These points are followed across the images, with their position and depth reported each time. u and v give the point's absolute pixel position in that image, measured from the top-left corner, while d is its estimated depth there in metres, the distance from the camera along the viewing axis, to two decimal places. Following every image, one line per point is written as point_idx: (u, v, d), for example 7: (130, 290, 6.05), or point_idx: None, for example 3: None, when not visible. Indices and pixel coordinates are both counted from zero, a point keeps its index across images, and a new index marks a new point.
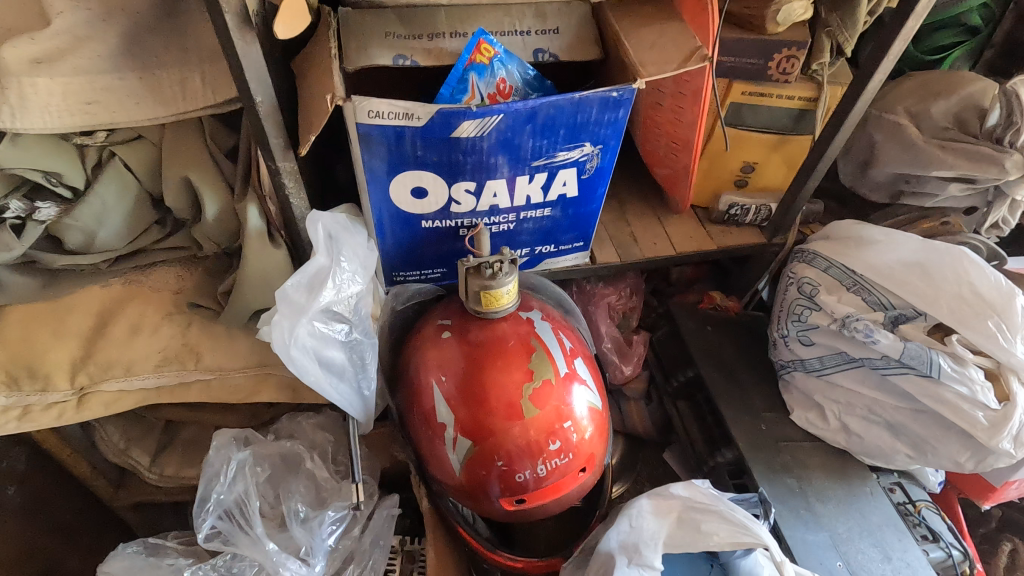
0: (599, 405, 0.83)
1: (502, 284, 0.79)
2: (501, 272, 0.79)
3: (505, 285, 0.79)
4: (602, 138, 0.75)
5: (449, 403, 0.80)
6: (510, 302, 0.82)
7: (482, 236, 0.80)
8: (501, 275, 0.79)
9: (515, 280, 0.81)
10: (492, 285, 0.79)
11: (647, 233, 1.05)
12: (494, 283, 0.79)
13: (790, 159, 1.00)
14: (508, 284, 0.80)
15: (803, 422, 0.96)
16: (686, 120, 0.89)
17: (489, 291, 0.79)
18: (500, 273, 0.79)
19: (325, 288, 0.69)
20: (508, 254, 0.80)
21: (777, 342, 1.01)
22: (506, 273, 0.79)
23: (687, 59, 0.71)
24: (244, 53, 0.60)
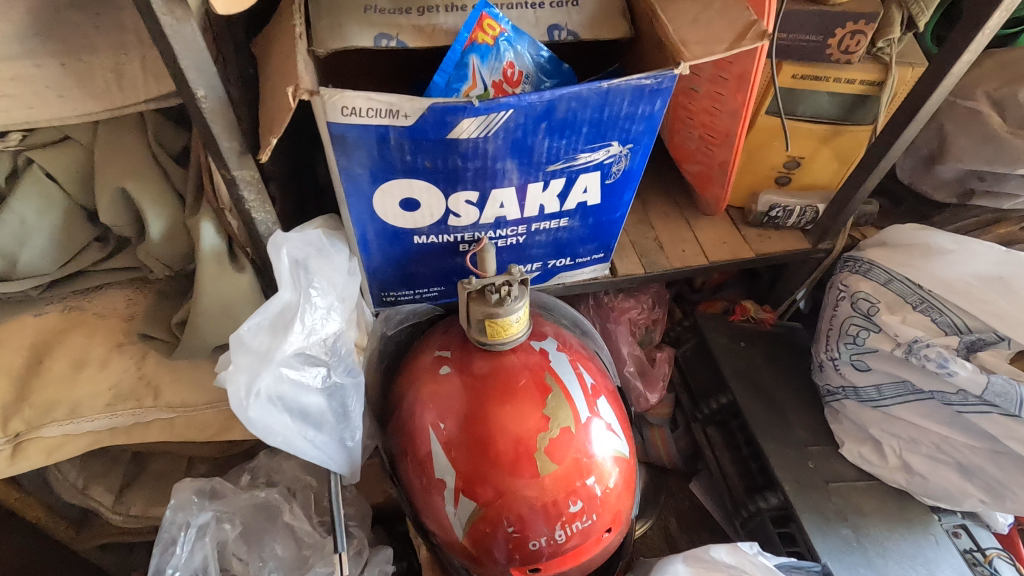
0: (625, 452, 0.71)
1: (510, 312, 0.65)
2: (509, 297, 0.65)
3: (514, 312, 0.66)
4: (633, 137, 0.61)
5: (450, 456, 0.67)
6: (521, 330, 0.69)
7: (487, 253, 0.66)
8: (509, 301, 0.65)
9: (526, 305, 0.67)
10: (498, 313, 0.65)
11: (674, 238, 0.92)
12: (500, 311, 0.65)
13: (843, 153, 0.86)
14: (518, 311, 0.66)
15: (855, 457, 0.84)
16: (725, 109, 0.75)
17: (495, 320, 0.66)
18: (508, 298, 0.66)
19: (290, 328, 0.56)
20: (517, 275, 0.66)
21: (824, 365, 0.88)
22: (515, 299, 0.66)
23: (740, 36, 0.56)
24: (176, 35, 0.46)
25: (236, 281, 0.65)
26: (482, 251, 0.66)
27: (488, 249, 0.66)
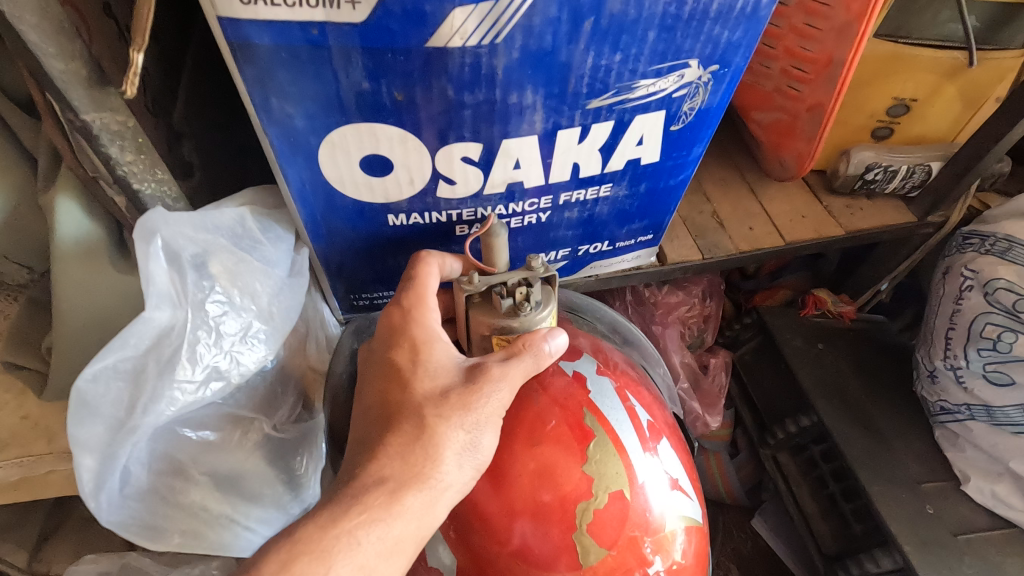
0: (696, 516, 0.50)
1: (529, 325, 0.43)
2: (528, 303, 0.43)
3: (535, 325, 0.43)
4: (721, 51, 0.39)
5: (451, 527, 0.47)
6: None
7: (494, 239, 0.44)
8: (528, 310, 0.43)
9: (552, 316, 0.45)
10: (511, 324, 0.43)
11: (737, 213, 0.70)
12: (515, 322, 0.43)
13: (971, 92, 0.64)
14: (541, 324, 0.44)
15: (983, 498, 0.63)
16: (830, 25, 0.54)
17: (505, 336, 0.43)
18: (526, 304, 0.43)
19: (172, 364, 0.38)
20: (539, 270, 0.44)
21: (939, 375, 0.67)
22: (536, 306, 0.43)
23: None
24: None
25: (132, 288, 0.44)
26: (488, 236, 0.44)
27: (495, 231, 0.44)
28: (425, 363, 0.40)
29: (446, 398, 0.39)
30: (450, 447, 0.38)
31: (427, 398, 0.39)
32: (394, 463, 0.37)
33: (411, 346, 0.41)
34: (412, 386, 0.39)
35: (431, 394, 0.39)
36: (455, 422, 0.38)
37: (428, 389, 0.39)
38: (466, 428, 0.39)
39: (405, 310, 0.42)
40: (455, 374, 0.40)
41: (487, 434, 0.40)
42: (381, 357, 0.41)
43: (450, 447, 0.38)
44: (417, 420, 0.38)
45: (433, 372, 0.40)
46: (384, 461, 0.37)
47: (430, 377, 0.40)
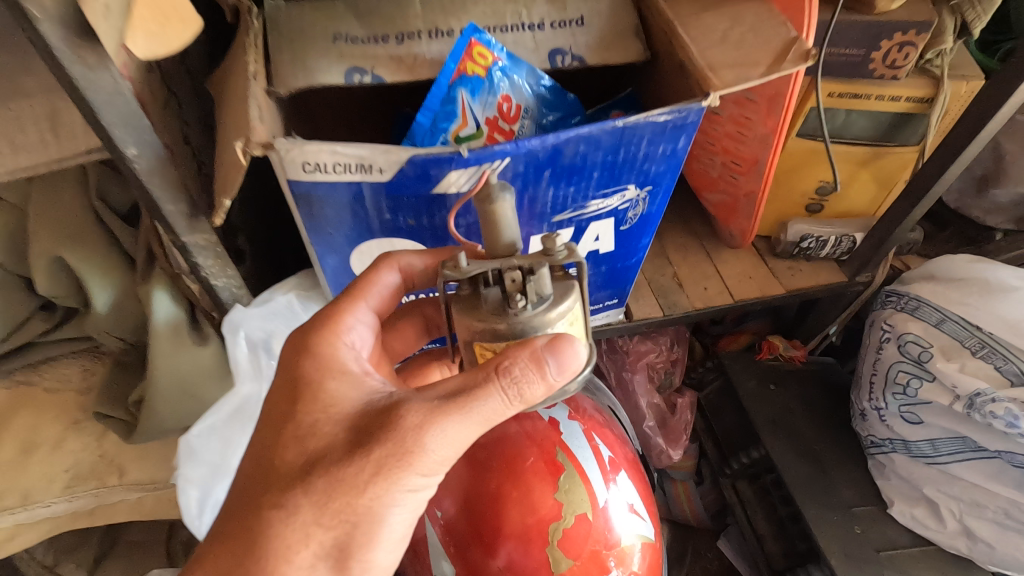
0: (650, 535, 0.62)
1: (524, 330, 0.37)
2: (519, 301, 0.37)
3: (529, 331, 0.37)
4: (652, 179, 0.52)
5: (449, 542, 0.59)
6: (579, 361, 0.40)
7: (488, 210, 0.37)
8: (521, 309, 0.37)
9: (561, 317, 0.38)
10: (496, 329, 0.38)
11: (694, 274, 0.83)
12: (502, 325, 0.37)
13: (883, 177, 0.77)
14: (547, 327, 0.37)
15: (907, 519, 0.74)
16: (754, 133, 0.66)
17: (486, 343, 0.39)
18: (523, 295, 0.37)
19: (253, 418, 0.60)
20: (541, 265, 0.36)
21: (867, 414, 0.79)
22: (537, 302, 0.37)
23: (779, 57, 0.48)
24: (92, 85, 0.37)
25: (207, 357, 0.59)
26: (481, 206, 0.38)
27: (489, 199, 0.37)
28: (303, 416, 0.40)
29: (315, 464, 0.38)
30: (301, 546, 0.37)
31: (293, 473, 0.38)
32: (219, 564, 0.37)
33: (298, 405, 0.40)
34: (280, 445, 0.39)
35: (291, 471, 0.38)
36: (313, 503, 0.37)
37: (294, 450, 0.39)
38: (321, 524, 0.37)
39: (303, 350, 0.43)
40: (334, 430, 0.39)
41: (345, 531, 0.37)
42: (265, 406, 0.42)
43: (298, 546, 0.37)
44: (269, 497, 0.38)
45: (313, 424, 0.40)
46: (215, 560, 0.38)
47: (303, 434, 0.39)
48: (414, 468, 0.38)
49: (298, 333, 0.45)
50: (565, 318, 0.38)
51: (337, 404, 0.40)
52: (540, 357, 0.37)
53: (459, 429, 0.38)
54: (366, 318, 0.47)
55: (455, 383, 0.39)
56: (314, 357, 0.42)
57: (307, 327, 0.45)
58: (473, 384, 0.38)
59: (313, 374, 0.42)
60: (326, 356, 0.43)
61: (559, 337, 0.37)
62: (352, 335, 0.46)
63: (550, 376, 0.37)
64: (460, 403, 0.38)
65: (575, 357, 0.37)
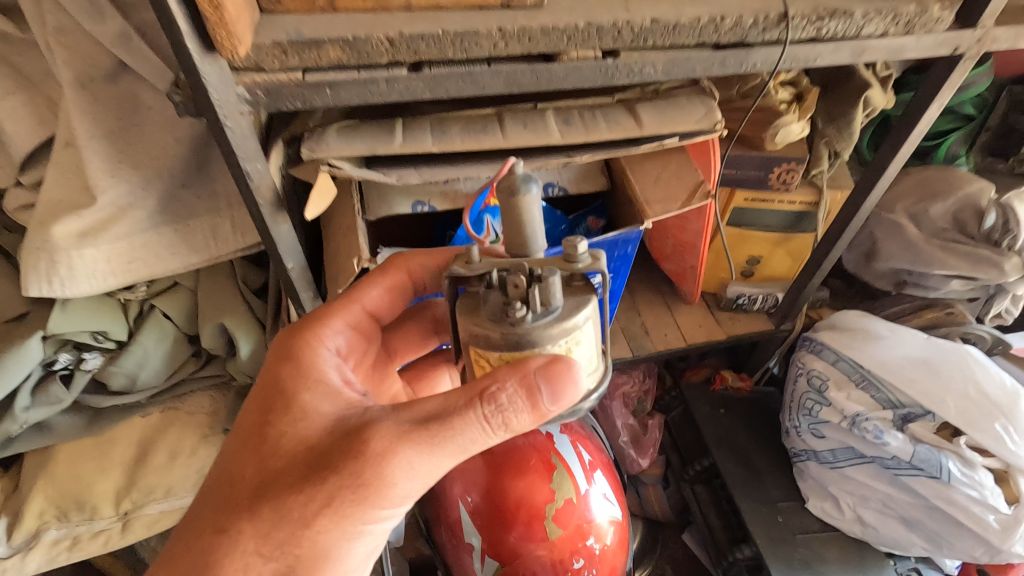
0: (620, 517, 0.87)
1: (523, 340, 0.40)
2: (521, 310, 0.40)
3: (527, 344, 0.41)
4: (612, 268, 0.82)
5: (476, 520, 0.84)
6: (586, 388, 0.44)
7: (511, 200, 0.41)
8: (523, 316, 0.40)
9: (564, 332, 0.41)
10: (490, 337, 0.41)
11: (657, 323, 1.08)
12: (497, 332, 0.41)
13: (795, 253, 1.02)
14: (548, 341, 0.41)
15: (819, 511, 0.98)
16: (693, 227, 0.88)
17: (480, 351, 0.43)
18: (523, 303, 0.40)
19: None
20: (550, 274, 0.40)
21: (789, 431, 1.04)
22: (543, 310, 0.41)
23: (690, 196, 0.73)
24: (276, 231, 0.64)
25: None
26: (505, 196, 0.41)
27: (512, 191, 0.41)
28: (272, 428, 0.48)
29: (273, 477, 0.46)
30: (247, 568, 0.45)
31: (252, 493, 0.46)
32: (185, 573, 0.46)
33: (269, 426, 0.48)
34: (247, 453, 0.48)
35: (249, 495, 0.46)
36: (262, 522, 0.45)
37: (257, 461, 0.47)
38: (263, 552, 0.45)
39: (284, 360, 0.52)
40: (296, 442, 0.47)
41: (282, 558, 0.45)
42: (243, 413, 0.51)
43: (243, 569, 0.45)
44: (228, 517, 0.46)
45: (279, 434, 0.47)
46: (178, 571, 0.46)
47: (269, 446, 0.47)
48: (370, 496, 0.44)
49: (283, 340, 0.55)
50: (568, 337, 0.41)
51: (303, 418, 0.48)
52: (537, 381, 0.41)
53: (418, 460, 0.43)
54: (345, 320, 0.59)
55: (424, 413, 0.44)
56: (290, 370, 0.51)
57: (290, 337, 0.54)
58: (457, 411, 0.43)
59: (286, 387, 0.50)
60: (300, 371, 0.51)
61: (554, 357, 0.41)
62: (330, 341, 0.56)
63: (545, 404, 0.41)
64: (433, 433, 0.43)
65: (573, 380, 0.41)
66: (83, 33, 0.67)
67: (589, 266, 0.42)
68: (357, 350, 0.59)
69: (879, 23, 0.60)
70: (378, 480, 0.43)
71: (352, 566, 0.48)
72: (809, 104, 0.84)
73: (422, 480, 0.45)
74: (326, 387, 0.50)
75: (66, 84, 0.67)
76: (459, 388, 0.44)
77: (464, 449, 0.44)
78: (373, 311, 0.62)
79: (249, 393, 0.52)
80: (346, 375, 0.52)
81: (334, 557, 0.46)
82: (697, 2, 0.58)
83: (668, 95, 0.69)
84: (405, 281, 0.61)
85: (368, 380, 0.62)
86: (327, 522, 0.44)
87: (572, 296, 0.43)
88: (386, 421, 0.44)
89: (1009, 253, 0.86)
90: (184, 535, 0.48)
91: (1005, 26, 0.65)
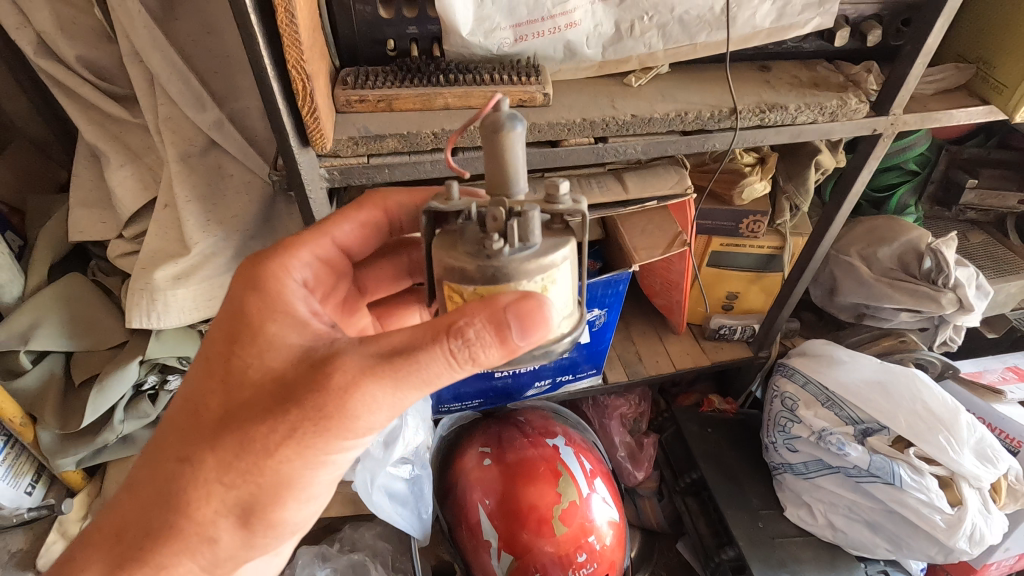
0: (617, 518, 1.00)
1: (499, 273, 0.43)
2: (499, 243, 0.42)
3: (501, 278, 0.43)
4: (607, 302, 0.96)
5: (492, 520, 0.97)
6: (560, 331, 0.47)
7: (494, 136, 0.43)
8: (500, 249, 0.43)
9: (540, 268, 0.43)
10: (465, 269, 0.44)
11: (650, 351, 1.22)
12: (473, 264, 0.43)
13: (768, 289, 1.18)
14: (525, 276, 0.43)
15: (796, 518, 1.11)
16: (678, 267, 1.03)
17: (455, 284, 0.45)
18: (506, 240, 0.43)
19: (396, 441, 0.93)
20: (531, 210, 0.42)
21: (767, 447, 1.17)
22: (521, 246, 0.44)
23: (670, 244, 0.90)
24: None
25: None
26: (488, 133, 0.43)
27: (495, 128, 0.43)
28: (238, 359, 0.51)
29: (238, 408, 0.50)
30: (212, 481, 0.51)
31: (216, 419, 0.51)
32: (155, 484, 0.53)
33: (235, 355, 0.51)
34: (214, 385, 0.52)
35: (212, 420, 0.51)
36: (227, 450, 0.50)
37: (223, 393, 0.51)
38: (222, 475, 0.51)
39: (252, 289, 0.54)
40: (262, 374, 0.50)
41: (240, 477, 0.51)
42: (211, 340, 0.54)
43: (208, 485, 0.51)
44: (194, 439, 0.51)
45: (245, 366, 0.51)
46: (150, 480, 0.53)
47: (236, 378, 0.51)
48: (329, 423, 0.48)
49: (251, 268, 0.56)
50: (544, 274, 0.44)
51: (270, 349, 0.51)
52: (507, 316, 0.43)
53: (379, 392, 0.47)
54: (313, 252, 0.61)
55: (389, 346, 0.47)
56: (257, 300, 0.53)
57: (259, 263, 0.56)
58: (424, 344, 0.45)
59: (254, 319, 0.52)
60: (267, 302, 0.53)
61: (529, 296, 0.43)
62: (297, 272, 0.58)
63: (514, 339, 0.43)
64: (396, 366, 0.46)
65: (545, 317, 0.43)
66: (184, 117, 0.84)
67: (567, 208, 0.45)
68: (325, 280, 0.62)
69: (809, 114, 0.78)
70: (339, 413, 0.47)
71: (318, 482, 0.55)
72: (770, 165, 1.00)
73: (385, 412, 0.48)
74: (295, 319, 0.52)
75: (171, 159, 0.84)
76: (428, 321, 0.46)
77: (429, 381, 0.47)
78: (345, 246, 0.65)
79: (218, 319, 0.55)
80: (313, 308, 0.54)
81: (295, 481, 0.52)
82: (665, 101, 0.78)
83: (649, 165, 0.88)
84: (380, 218, 0.65)
85: (335, 308, 0.65)
86: (289, 451, 0.49)
87: (549, 237, 0.46)
88: (350, 355, 0.47)
89: (945, 288, 1.03)
90: (158, 452, 0.54)
91: (912, 112, 0.82)
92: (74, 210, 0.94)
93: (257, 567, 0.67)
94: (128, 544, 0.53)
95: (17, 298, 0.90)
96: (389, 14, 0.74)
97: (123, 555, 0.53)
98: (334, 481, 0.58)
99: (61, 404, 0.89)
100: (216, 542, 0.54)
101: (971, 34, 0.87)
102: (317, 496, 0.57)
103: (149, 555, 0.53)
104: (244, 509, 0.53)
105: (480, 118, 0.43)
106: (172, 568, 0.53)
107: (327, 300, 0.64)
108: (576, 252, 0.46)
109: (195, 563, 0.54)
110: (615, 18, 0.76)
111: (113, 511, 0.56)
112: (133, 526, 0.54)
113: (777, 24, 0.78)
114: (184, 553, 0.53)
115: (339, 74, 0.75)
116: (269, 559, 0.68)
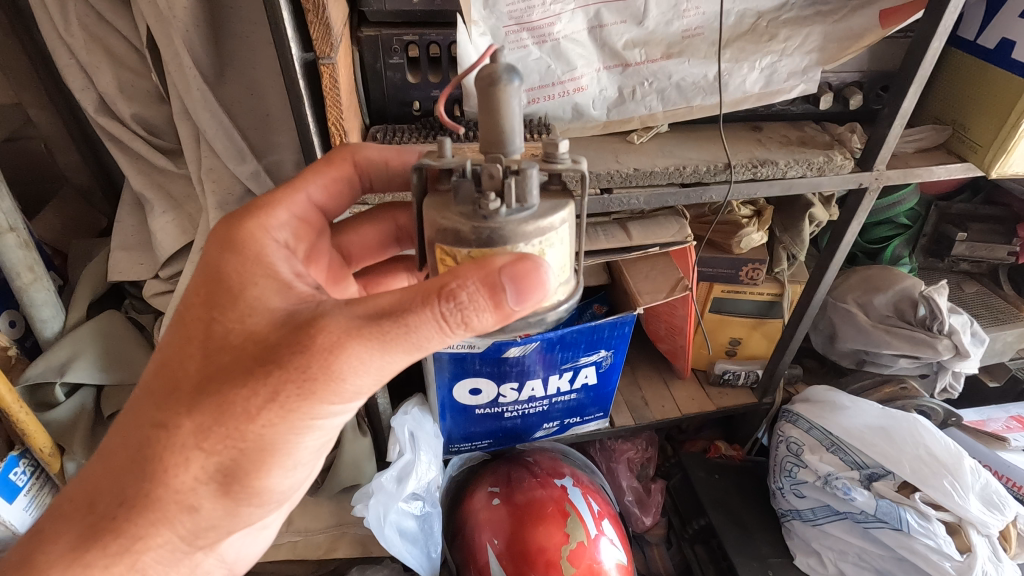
0: (625, 561, 1.00)
1: (495, 236, 0.45)
2: (497, 202, 0.45)
3: (497, 241, 0.45)
4: (612, 343, 1.00)
5: (501, 560, 0.98)
6: (556, 299, 0.50)
7: (492, 89, 0.46)
8: (497, 210, 0.45)
9: (538, 231, 0.46)
10: (460, 230, 0.46)
11: (656, 396, 1.24)
12: (468, 225, 0.46)
13: (769, 335, 1.22)
14: (522, 248, 0.46)
15: (806, 566, 1.09)
16: (680, 312, 1.08)
17: (448, 249, 0.47)
18: (510, 201, 0.45)
19: (410, 476, 0.98)
20: (528, 167, 0.45)
21: (775, 493, 1.17)
22: (518, 207, 0.46)
23: (672, 288, 0.95)
24: None
25: (361, 443, 1.07)
26: (485, 86, 0.46)
27: (492, 82, 0.46)
28: (220, 324, 0.53)
29: (218, 372, 0.52)
30: (188, 444, 0.53)
31: (197, 383, 0.53)
32: (128, 454, 0.55)
33: (217, 318, 0.54)
34: (192, 349, 0.54)
35: (190, 385, 0.53)
36: (206, 414, 0.52)
37: (203, 356, 0.53)
38: (201, 440, 0.53)
39: (229, 250, 0.56)
40: (244, 336, 0.52)
41: (219, 442, 0.53)
42: (188, 304, 0.56)
43: (185, 454, 0.53)
44: (171, 403, 0.54)
45: (227, 329, 0.53)
46: (120, 451, 0.55)
47: (216, 342, 0.53)
48: (314, 385, 0.50)
49: (227, 229, 0.58)
50: (541, 238, 0.46)
51: (251, 312, 0.53)
52: (501, 278, 0.45)
53: (366, 353, 0.49)
54: (291, 211, 0.63)
55: (377, 308, 0.49)
56: (235, 263, 0.56)
57: (236, 223, 0.58)
58: (414, 306, 0.47)
59: (233, 283, 0.54)
60: (245, 265, 0.55)
61: (526, 257, 0.45)
62: (276, 232, 0.60)
63: (509, 303, 0.45)
64: (385, 328, 0.48)
65: (541, 280, 0.45)
66: (225, 168, 0.91)
67: (563, 168, 0.48)
68: (306, 237, 0.65)
69: (798, 168, 0.85)
70: (324, 374, 0.50)
71: (304, 450, 0.57)
72: (766, 218, 1.06)
73: (370, 374, 0.51)
74: (278, 282, 0.54)
75: (211, 206, 0.92)
76: (418, 285, 0.48)
77: (418, 345, 0.49)
78: (321, 208, 0.68)
79: (197, 281, 0.57)
80: (296, 270, 0.56)
81: (279, 447, 0.55)
82: (665, 157, 0.86)
83: (651, 215, 0.95)
84: (352, 173, 0.67)
85: (321, 270, 0.68)
86: (272, 415, 0.52)
87: (547, 201, 0.48)
88: (336, 317, 0.49)
89: (940, 335, 1.08)
90: (133, 419, 0.56)
91: (895, 168, 0.89)
92: (115, 252, 1.01)
93: (241, 543, 0.69)
94: (98, 514, 0.55)
95: (56, 333, 0.95)
96: (416, 79, 0.82)
97: (92, 524, 0.55)
98: (318, 450, 0.61)
99: (89, 434, 0.94)
100: (196, 511, 0.56)
101: (944, 99, 0.95)
102: (304, 464, 0.60)
103: (124, 526, 0.55)
104: (224, 476, 0.55)
105: (480, 73, 0.46)
106: (149, 538, 0.55)
107: (311, 261, 0.66)
108: (573, 220, 0.49)
109: (175, 533, 0.56)
110: (618, 84, 0.86)
111: (87, 478, 0.58)
112: (105, 496, 0.55)
113: (765, 89, 0.85)
114: (161, 522, 0.55)
115: (369, 131, 0.83)
116: (256, 532, 0.72)
